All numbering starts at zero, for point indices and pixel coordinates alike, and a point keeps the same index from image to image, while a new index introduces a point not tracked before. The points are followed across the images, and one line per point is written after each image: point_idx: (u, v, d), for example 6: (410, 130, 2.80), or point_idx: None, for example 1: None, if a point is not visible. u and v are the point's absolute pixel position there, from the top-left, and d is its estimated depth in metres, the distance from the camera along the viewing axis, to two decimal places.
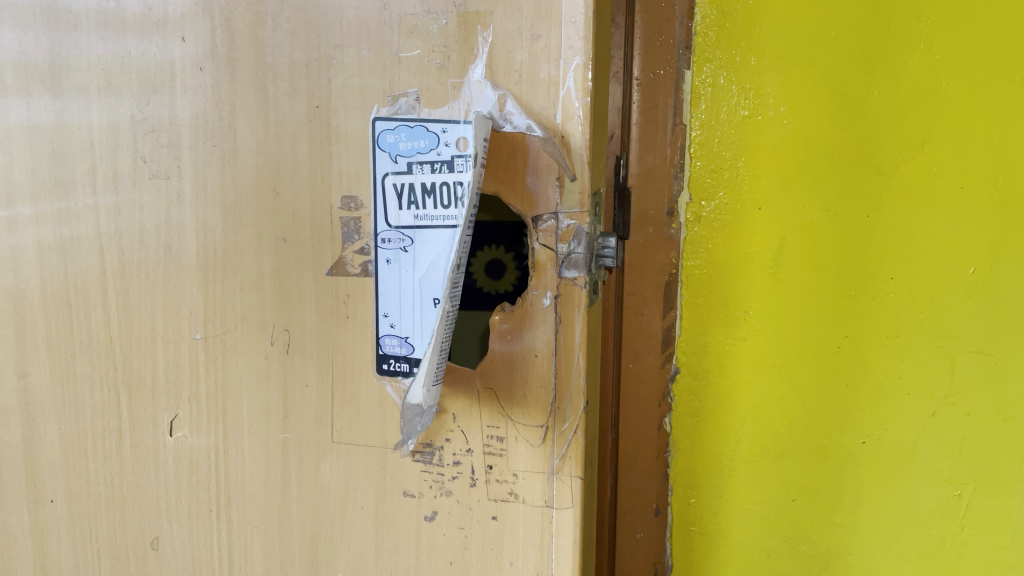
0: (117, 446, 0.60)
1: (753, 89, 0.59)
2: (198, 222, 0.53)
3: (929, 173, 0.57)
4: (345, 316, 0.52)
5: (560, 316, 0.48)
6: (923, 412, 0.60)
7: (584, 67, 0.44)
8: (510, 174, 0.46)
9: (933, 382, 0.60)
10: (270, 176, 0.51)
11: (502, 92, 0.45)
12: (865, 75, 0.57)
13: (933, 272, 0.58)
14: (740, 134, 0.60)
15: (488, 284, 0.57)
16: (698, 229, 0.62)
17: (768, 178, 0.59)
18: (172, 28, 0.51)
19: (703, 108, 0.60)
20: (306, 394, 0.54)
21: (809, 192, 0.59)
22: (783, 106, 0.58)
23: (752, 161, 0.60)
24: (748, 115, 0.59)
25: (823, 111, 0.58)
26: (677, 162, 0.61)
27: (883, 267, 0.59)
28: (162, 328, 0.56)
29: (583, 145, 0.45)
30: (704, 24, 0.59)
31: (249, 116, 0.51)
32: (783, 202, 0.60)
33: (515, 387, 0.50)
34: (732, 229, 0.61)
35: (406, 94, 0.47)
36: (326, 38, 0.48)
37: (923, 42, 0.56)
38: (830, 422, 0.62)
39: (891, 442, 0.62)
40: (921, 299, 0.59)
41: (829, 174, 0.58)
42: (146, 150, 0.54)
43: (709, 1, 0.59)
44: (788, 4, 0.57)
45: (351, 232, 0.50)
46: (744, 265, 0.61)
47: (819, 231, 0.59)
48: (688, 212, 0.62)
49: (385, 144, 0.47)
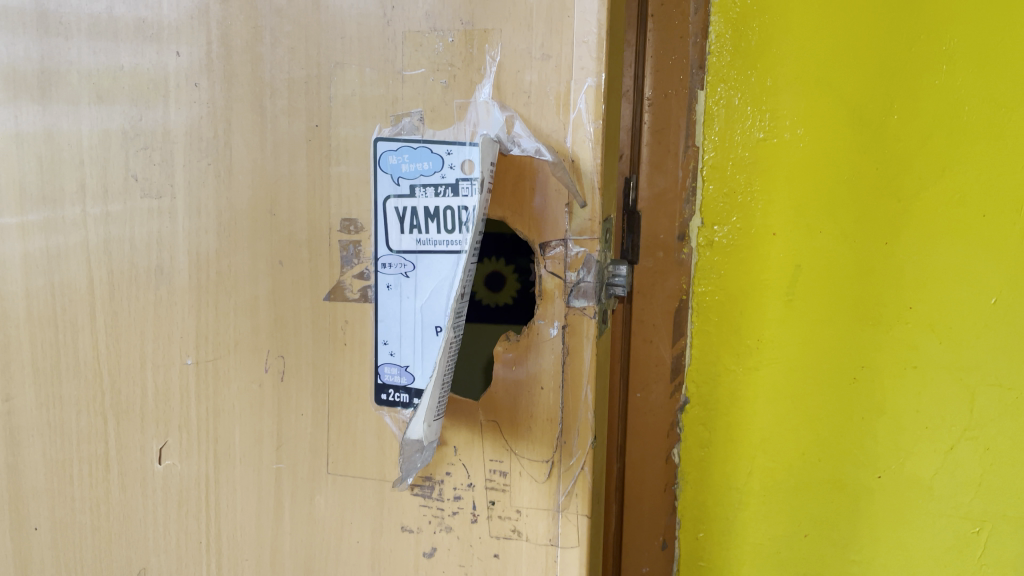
0: (104, 473, 0.58)
1: (768, 111, 0.57)
2: (190, 243, 0.51)
3: (950, 200, 0.55)
4: (342, 342, 0.50)
5: (567, 346, 0.46)
6: (941, 446, 0.58)
7: (596, 89, 0.42)
8: (517, 199, 0.44)
9: (954, 417, 0.58)
10: (267, 197, 0.49)
11: (509, 113, 0.43)
12: (884, 99, 0.55)
13: (954, 302, 0.56)
14: (755, 157, 0.58)
15: (489, 297, 0.61)
16: (709, 255, 0.60)
17: (783, 202, 0.58)
18: (166, 41, 0.49)
19: (717, 129, 0.58)
20: (301, 423, 0.52)
21: (825, 218, 0.57)
22: (799, 128, 0.57)
23: (767, 185, 0.58)
24: (763, 137, 0.57)
25: (840, 135, 0.56)
26: (688, 186, 0.60)
27: (900, 296, 0.57)
28: (152, 352, 0.54)
29: (594, 169, 0.43)
30: (718, 43, 0.57)
31: (245, 134, 0.49)
32: (799, 227, 0.58)
33: (520, 420, 0.47)
34: (744, 255, 0.59)
35: (410, 114, 0.45)
36: (327, 54, 0.46)
37: (946, 64, 0.54)
38: (845, 454, 0.60)
39: (909, 477, 0.59)
40: (941, 329, 0.57)
41: (845, 199, 0.57)
42: (138, 168, 0.51)
43: (724, 19, 0.57)
44: (807, 24, 0.55)
45: (350, 256, 0.48)
46: (757, 292, 0.59)
47: (834, 258, 0.57)
48: (699, 237, 0.60)
49: (387, 165, 0.46)
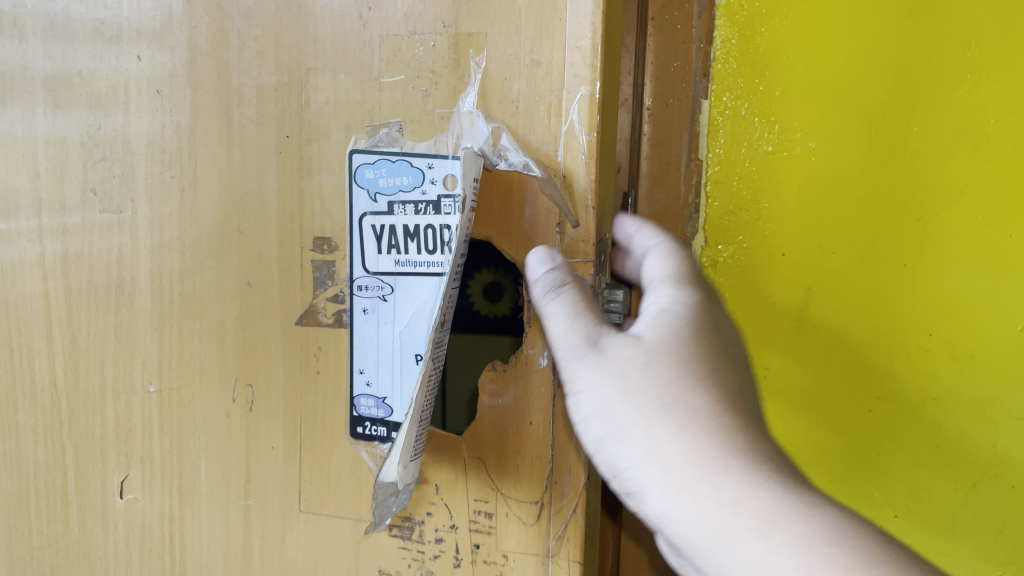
0: (63, 508, 0.54)
1: (778, 123, 0.54)
2: (153, 262, 0.47)
3: (974, 220, 0.51)
4: (315, 371, 0.46)
5: (559, 380, 0.42)
6: (964, 485, 0.55)
7: (590, 99, 0.38)
8: (504, 218, 0.40)
9: (978, 453, 0.54)
10: (234, 213, 0.45)
11: (496, 124, 0.39)
12: (902, 109, 0.51)
13: (979, 328, 0.52)
14: (763, 170, 0.55)
15: (484, 307, 0.53)
16: (714, 276, 0.57)
17: (790, 220, 0.55)
18: (127, 44, 0.45)
19: (721, 142, 0.56)
20: (271, 457, 0.48)
21: (837, 237, 0.54)
22: (811, 141, 0.53)
23: (774, 201, 0.55)
24: (772, 150, 0.54)
25: (855, 148, 0.53)
26: (691, 202, 0.57)
27: (918, 321, 0.53)
28: (113, 378, 0.50)
29: (587, 187, 0.39)
30: (724, 49, 0.55)
31: (211, 145, 0.45)
32: (809, 247, 0.54)
33: (507, 458, 0.44)
34: (749, 275, 0.56)
35: (388, 124, 0.41)
36: (299, 58, 0.42)
37: (969, 72, 0.50)
38: (856, 489, 0.57)
39: (929, 518, 0.56)
40: (965, 360, 0.53)
41: (859, 218, 0.53)
42: (96, 180, 0.47)
43: (729, 24, 0.54)
44: (817, 29, 0.52)
45: (323, 278, 0.45)
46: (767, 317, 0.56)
47: (847, 280, 0.54)
48: (703, 256, 0.57)
49: (363, 179, 0.42)
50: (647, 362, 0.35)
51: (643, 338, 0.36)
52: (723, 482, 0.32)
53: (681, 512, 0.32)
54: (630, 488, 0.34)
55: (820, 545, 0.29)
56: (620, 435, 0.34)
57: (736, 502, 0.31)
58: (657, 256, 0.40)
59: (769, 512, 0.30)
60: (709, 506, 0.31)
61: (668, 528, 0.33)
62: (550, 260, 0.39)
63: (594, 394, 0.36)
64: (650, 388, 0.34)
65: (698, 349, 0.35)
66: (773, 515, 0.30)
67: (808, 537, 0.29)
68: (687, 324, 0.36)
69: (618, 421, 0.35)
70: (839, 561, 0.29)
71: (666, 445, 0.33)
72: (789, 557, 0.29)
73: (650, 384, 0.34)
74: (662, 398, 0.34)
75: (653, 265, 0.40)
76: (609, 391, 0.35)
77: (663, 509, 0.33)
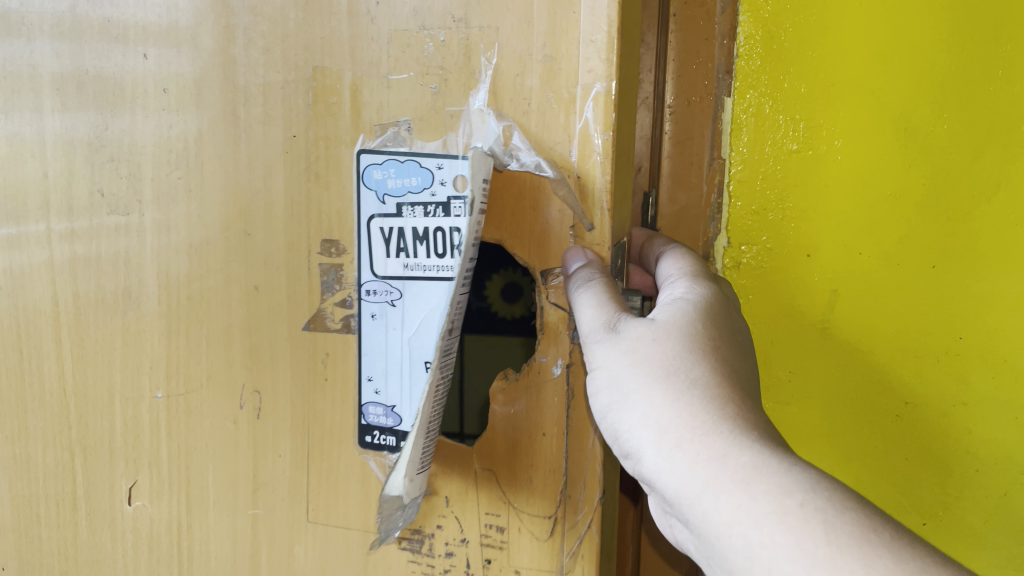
0: (72, 513, 0.53)
1: (803, 121, 0.54)
2: (160, 265, 0.47)
3: (1007, 221, 0.51)
4: (323, 377, 0.45)
5: (573, 389, 0.40)
6: (995, 487, 0.55)
7: (606, 95, 0.36)
8: (515, 221, 0.38)
9: (1010, 454, 0.55)
10: (240, 215, 0.44)
11: (507, 123, 0.38)
12: (933, 108, 0.51)
13: (1011, 329, 0.52)
14: (788, 170, 0.55)
15: None
16: (738, 277, 0.57)
17: (817, 222, 0.55)
18: (134, 42, 0.44)
19: (744, 140, 0.56)
20: (278, 465, 0.47)
21: (866, 239, 0.54)
22: (838, 140, 0.53)
23: (801, 202, 0.55)
24: (797, 148, 0.54)
25: (885, 148, 0.53)
26: (715, 199, 0.57)
27: (949, 324, 0.53)
28: (120, 383, 0.50)
29: (603, 188, 0.37)
30: (747, 44, 0.54)
31: (217, 146, 0.44)
32: (836, 249, 0.55)
33: (519, 469, 0.42)
34: (773, 278, 0.56)
35: (396, 123, 0.40)
36: (306, 54, 0.41)
37: (1003, 69, 0.50)
38: (885, 492, 0.57)
39: (957, 523, 0.57)
40: (991, 363, 0.53)
41: (889, 219, 0.53)
42: (104, 181, 0.46)
43: (752, 19, 0.54)
44: (843, 27, 0.52)
45: (331, 282, 0.43)
46: (794, 320, 0.57)
47: (875, 282, 0.54)
48: (725, 257, 0.58)
49: (371, 180, 0.40)
50: (656, 338, 0.37)
51: (656, 319, 0.39)
52: (710, 442, 0.32)
53: (671, 465, 0.33)
54: (628, 448, 0.35)
55: (797, 491, 0.29)
56: (625, 400, 0.36)
57: (723, 458, 0.31)
58: (675, 265, 0.45)
59: (753, 468, 0.30)
60: (697, 463, 0.32)
61: (660, 483, 0.33)
62: (587, 262, 0.37)
63: (606, 367, 0.37)
64: (660, 360, 0.36)
65: (706, 330, 0.37)
66: (755, 469, 0.30)
67: (789, 486, 0.29)
68: (699, 309, 0.39)
69: (624, 389, 0.36)
70: (812, 506, 0.28)
71: (667, 407, 0.34)
72: (766, 502, 0.29)
73: (657, 357, 0.36)
74: (666, 368, 0.36)
75: (671, 270, 0.44)
76: (621, 363, 0.37)
77: (657, 466, 0.33)
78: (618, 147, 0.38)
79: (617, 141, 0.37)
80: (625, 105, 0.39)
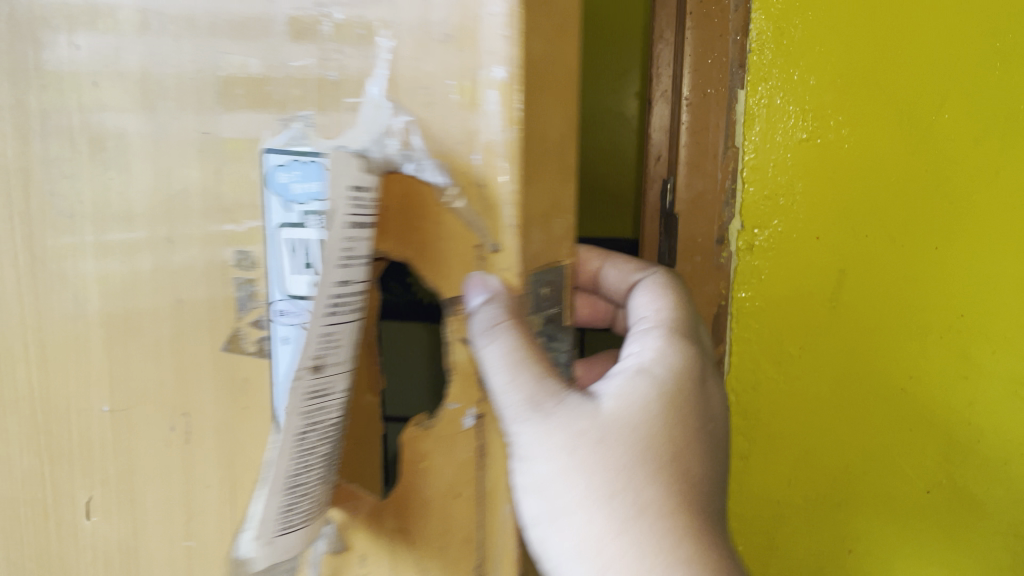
0: (43, 522, 0.52)
1: (811, 113, 0.77)
2: (99, 272, 0.44)
3: (946, 200, 0.77)
4: (243, 406, 0.40)
5: (485, 444, 0.33)
6: (947, 396, 0.83)
7: (509, 84, 0.28)
8: (419, 238, 0.31)
9: (949, 373, 0.82)
10: (165, 221, 0.40)
11: (406, 118, 0.31)
12: (898, 122, 0.75)
13: (947, 275, 0.78)
14: (797, 154, 0.78)
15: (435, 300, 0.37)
16: (750, 258, 0.82)
17: (816, 193, 0.79)
18: (68, 31, 0.41)
19: (756, 129, 0.79)
20: (207, 496, 0.43)
21: (850, 215, 0.79)
22: (841, 127, 0.77)
23: (806, 182, 0.79)
24: (805, 136, 0.78)
25: (868, 130, 0.76)
26: (728, 186, 0.81)
27: (915, 276, 0.79)
28: (75, 397, 0.47)
29: (511, 200, 0.29)
30: (761, 40, 0.77)
31: (141, 145, 0.40)
32: (836, 221, 0.79)
33: (432, 533, 0.34)
34: (779, 252, 0.81)
35: (300, 117, 0.34)
36: (213, 44, 0.36)
37: (940, 111, 0.74)
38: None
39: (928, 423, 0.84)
40: (908, 337, 0.81)
41: (864, 206, 0.78)
42: (52, 181, 0.44)
43: (766, 20, 0.76)
44: (829, 43, 0.75)
45: (245, 298, 0.38)
46: (797, 280, 0.82)
47: (855, 247, 0.79)
48: (740, 238, 0.82)
49: (277, 184, 0.34)
50: (600, 440, 0.31)
51: (604, 405, 0.32)
52: None
53: None
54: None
55: None
56: (556, 519, 0.31)
57: None
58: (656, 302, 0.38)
59: None
60: None
61: None
62: (491, 295, 0.30)
63: (534, 466, 0.31)
64: (600, 468, 0.31)
65: (666, 435, 0.32)
66: None
67: None
68: (661, 397, 0.33)
69: (557, 504, 0.30)
70: None
71: (606, 542, 0.30)
72: None
73: (602, 468, 0.31)
74: (610, 487, 0.30)
75: (650, 309, 0.38)
76: (553, 466, 0.30)
77: None
78: (535, 148, 0.30)
79: (533, 141, 0.30)
80: (559, 100, 0.31)
